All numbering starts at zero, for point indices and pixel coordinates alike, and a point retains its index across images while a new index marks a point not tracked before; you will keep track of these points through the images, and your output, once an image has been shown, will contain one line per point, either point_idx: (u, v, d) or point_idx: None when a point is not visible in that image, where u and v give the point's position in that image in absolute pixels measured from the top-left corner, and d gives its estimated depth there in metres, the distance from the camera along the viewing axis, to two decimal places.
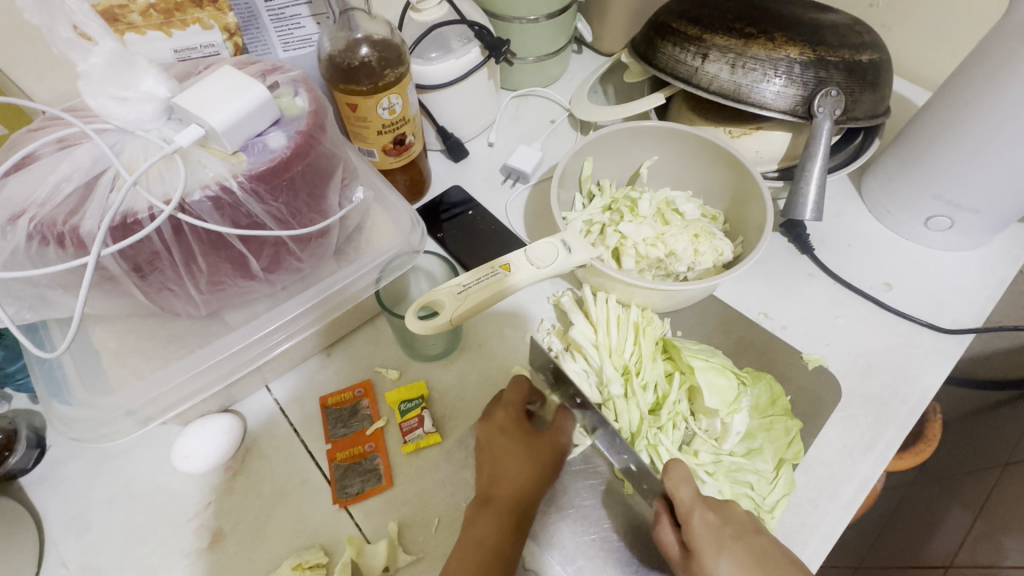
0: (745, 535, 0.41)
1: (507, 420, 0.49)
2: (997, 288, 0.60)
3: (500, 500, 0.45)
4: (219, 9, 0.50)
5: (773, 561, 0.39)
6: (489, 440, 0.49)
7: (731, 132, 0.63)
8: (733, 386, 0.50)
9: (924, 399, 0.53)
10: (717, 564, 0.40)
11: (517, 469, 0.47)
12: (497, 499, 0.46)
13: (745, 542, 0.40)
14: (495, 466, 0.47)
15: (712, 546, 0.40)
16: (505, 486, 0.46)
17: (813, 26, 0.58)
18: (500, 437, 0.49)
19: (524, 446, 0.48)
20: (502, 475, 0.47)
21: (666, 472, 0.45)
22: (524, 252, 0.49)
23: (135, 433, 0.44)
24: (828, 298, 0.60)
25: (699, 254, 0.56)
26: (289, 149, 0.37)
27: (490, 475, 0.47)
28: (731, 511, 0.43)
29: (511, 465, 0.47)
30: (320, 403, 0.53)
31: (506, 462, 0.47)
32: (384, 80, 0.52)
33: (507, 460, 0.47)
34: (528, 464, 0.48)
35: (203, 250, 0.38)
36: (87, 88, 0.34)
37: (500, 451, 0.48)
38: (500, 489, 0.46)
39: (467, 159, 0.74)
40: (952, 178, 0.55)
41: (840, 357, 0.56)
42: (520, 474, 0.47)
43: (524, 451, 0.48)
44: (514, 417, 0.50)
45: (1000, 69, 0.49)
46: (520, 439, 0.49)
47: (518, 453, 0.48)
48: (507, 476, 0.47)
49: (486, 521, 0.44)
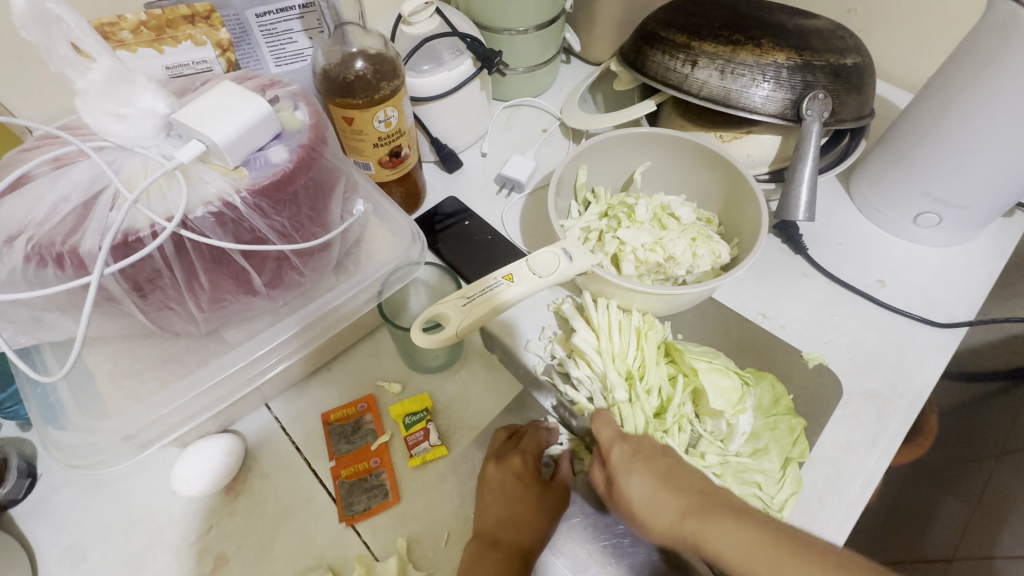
0: (654, 458, 0.47)
1: (523, 466, 0.49)
2: (986, 281, 0.61)
3: (508, 542, 0.46)
4: (211, 25, 0.50)
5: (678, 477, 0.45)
6: (502, 481, 0.49)
7: (721, 137, 0.64)
8: (738, 388, 0.51)
9: (923, 393, 0.54)
10: (631, 483, 0.45)
11: (529, 517, 0.47)
12: (505, 544, 0.46)
13: (654, 463, 0.46)
14: (507, 509, 0.48)
15: (627, 469, 0.46)
16: (512, 531, 0.47)
17: (797, 33, 0.60)
18: (514, 483, 0.49)
19: (536, 496, 0.49)
20: (511, 519, 0.47)
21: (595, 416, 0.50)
22: (525, 261, 0.49)
23: (133, 460, 0.43)
24: (823, 297, 0.61)
25: (698, 257, 0.57)
26: (292, 162, 0.37)
27: (499, 518, 0.47)
28: (646, 440, 0.48)
29: (522, 513, 0.48)
30: (322, 420, 0.53)
31: (518, 510, 0.48)
32: (380, 92, 0.52)
33: (519, 507, 0.48)
34: (540, 510, 0.48)
35: (205, 267, 0.37)
36: (86, 106, 0.33)
37: (511, 495, 0.48)
38: (507, 534, 0.47)
39: (461, 170, 0.74)
40: (939, 176, 0.57)
41: (839, 354, 0.57)
42: (531, 522, 0.47)
43: (533, 500, 0.48)
44: (530, 463, 0.50)
45: (978, 71, 0.50)
46: (534, 488, 0.49)
47: (531, 502, 0.48)
48: (518, 521, 0.47)
49: (495, 563, 0.44)
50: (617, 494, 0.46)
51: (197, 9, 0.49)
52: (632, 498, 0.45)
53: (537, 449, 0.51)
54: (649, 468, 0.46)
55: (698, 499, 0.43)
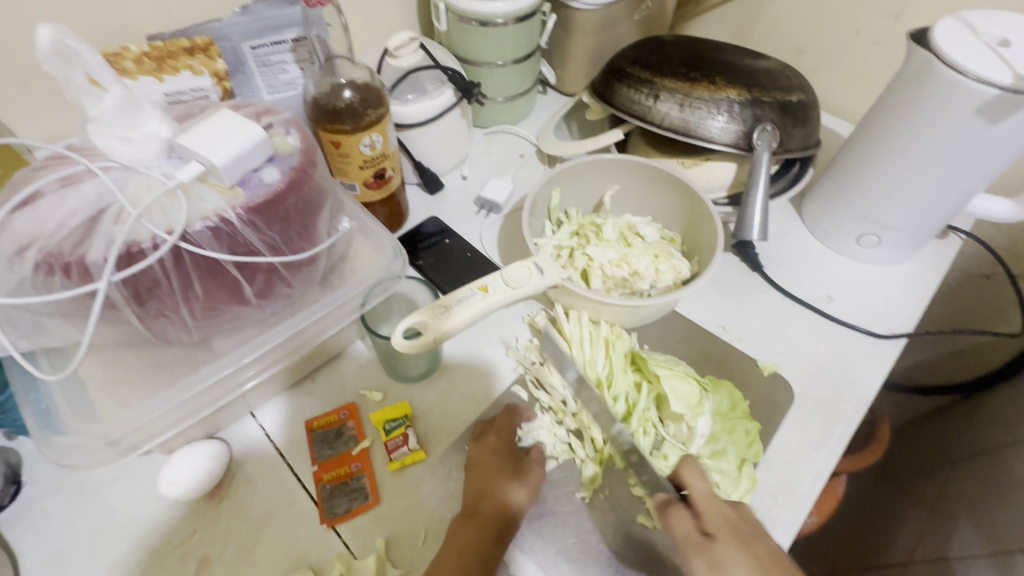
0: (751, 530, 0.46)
1: (499, 442, 0.53)
2: (923, 297, 0.67)
3: (485, 511, 0.49)
4: (209, 56, 0.56)
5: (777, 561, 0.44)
6: (480, 457, 0.52)
7: (683, 163, 0.70)
8: (695, 391, 0.55)
9: (866, 399, 0.59)
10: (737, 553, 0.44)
11: (505, 485, 0.50)
12: (482, 513, 0.48)
13: (755, 537, 0.45)
14: (484, 482, 0.51)
15: (731, 541, 0.45)
16: (490, 502, 0.49)
17: (748, 71, 0.66)
18: (491, 456, 0.52)
19: (511, 467, 0.52)
20: (488, 490, 0.50)
21: (687, 466, 0.50)
22: (500, 274, 0.53)
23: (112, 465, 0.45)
24: (778, 311, 0.66)
25: (660, 273, 0.61)
26: (284, 182, 0.40)
27: (476, 490, 0.50)
28: (740, 512, 0.48)
29: (498, 481, 0.50)
30: (306, 426, 0.55)
31: (494, 482, 0.50)
32: (366, 119, 0.56)
33: (495, 478, 0.51)
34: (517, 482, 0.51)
35: (201, 277, 0.40)
36: (97, 130, 0.37)
37: (488, 467, 0.51)
38: (485, 502, 0.49)
39: (443, 192, 0.79)
40: (877, 201, 0.63)
41: (791, 363, 0.61)
42: (506, 490, 0.50)
43: (509, 470, 0.51)
44: (506, 440, 0.54)
45: (903, 109, 0.57)
46: (510, 461, 0.52)
47: (506, 471, 0.51)
48: (495, 493, 0.50)
49: (472, 531, 0.47)
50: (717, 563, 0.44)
51: (197, 42, 0.54)
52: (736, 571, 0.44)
53: (512, 429, 0.55)
54: (752, 544, 0.45)
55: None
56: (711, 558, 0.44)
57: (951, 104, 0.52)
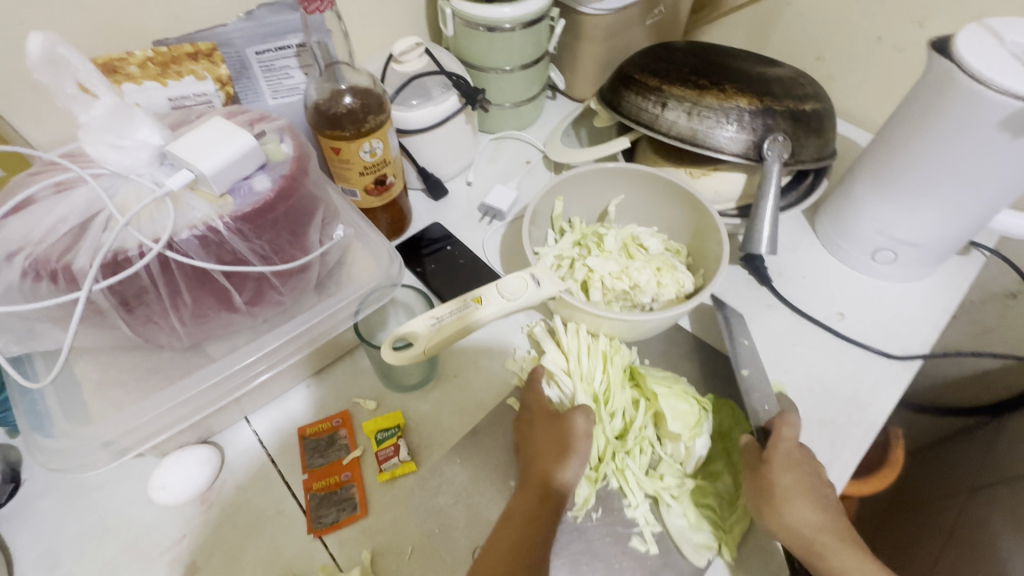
0: (811, 474, 0.49)
1: (532, 411, 0.54)
2: (941, 316, 0.64)
3: (531, 480, 0.49)
4: (213, 62, 0.56)
5: (825, 501, 0.48)
6: (520, 432, 0.53)
7: (691, 173, 0.68)
8: (696, 410, 0.53)
9: (876, 422, 0.56)
10: (784, 478, 0.47)
11: (542, 450, 0.51)
12: (528, 481, 0.49)
13: (815, 483, 0.48)
14: (529, 451, 0.51)
15: (788, 469, 0.48)
16: (535, 470, 0.49)
17: (759, 79, 0.64)
18: (526, 428, 0.53)
19: (548, 430, 0.52)
20: (530, 459, 0.50)
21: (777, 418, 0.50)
22: (495, 285, 0.52)
23: (115, 463, 0.45)
24: (786, 327, 0.64)
25: (662, 286, 0.59)
26: (274, 191, 0.40)
27: (522, 462, 0.51)
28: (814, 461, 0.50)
29: (537, 448, 0.51)
30: (298, 433, 0.55)
31: (541, 451, 0.51)
32: (366, 125, 0.56)
33: (538, 446, 0.51)
34: (562, 446, 0.50)
35: (189, 285, 0.39)
36: (87, 137, 0.36)
37: (528, 439, 0.52)
38: (528, 471, 0.50)
39: (447, 198, 0.78)
40: (894, 216, 0.60)
41: (798, 382, 0.59)
42: (547, 454, 0.50)
43: (546, 434, 0.52)
44: (538, 405, 0.54)
45: (921, 121, 0.54)
46: (546, 425, 0.53)
47: (542, 436, 0.52)
48: (539, 462, 0.50)
49: (521, 499, 0.48)
50: (761, 476, 0.48)
51: (200, 47, 0.55)
52: (780, 490, 0.47)
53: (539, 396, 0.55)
54: (807, 481, 0.48)
55: (831, 521, 0.47)
56: (755, 470, 0.49)
57: (972, 117, 0.50)
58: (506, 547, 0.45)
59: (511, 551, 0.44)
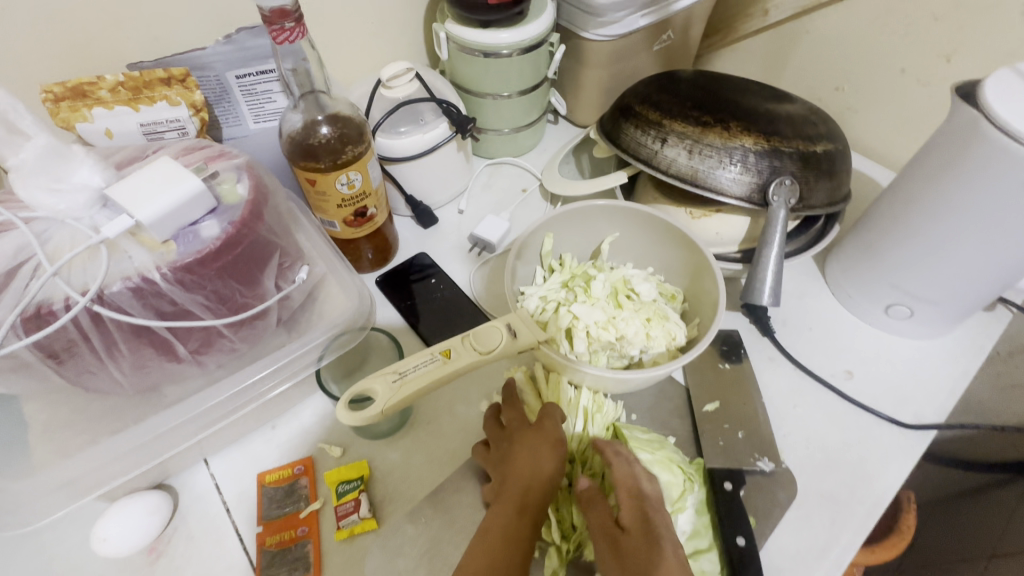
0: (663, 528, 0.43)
1: (511, 425, 0.51)
2: (961, 379, 0.59)
3: (509, 491, 0.45)
4: (187, 87, 0.53)
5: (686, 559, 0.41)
6: (499, 451, 0.50)
7: (692, 213, 0.64)
8: (681, 479, 0.49)
9: (882, 500, 0.51)
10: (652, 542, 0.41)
11: (524, 457, 0.47)
12: (505, 493, 0.45)
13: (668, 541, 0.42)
14: (506, 465, 0.48)
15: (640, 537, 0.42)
16: (513, 482, 0.46)
17: (768, 116, 0.60)
18: (506, 441, 0.50)
19: (529, 437, 0.49)
20: (509, 471, 0.47)
21: (603, 440, 0.51)
22: (467, 337, 0.48)
23: (65, 509, 0.44)
24: (788, 385, 0.59)
25: (651, 338, 0.56)
26: (220, 240, 0.37)
27: (499, 478, 0.47)
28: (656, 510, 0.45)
29: (516, 458, 0.48)
30: (258, 480, 0.52)
31: (520, 458, 0.47)
32: (343, 157, 0.53)
33: (517, 456, 0.48)
34: (545, 456, 0.47)
35: (125, 337, 0.37)
36: (19, 181, 0.35)
37: (507, 454, 0.49)
38: (507, 482, 0.46)
39: (437, 226, 0.75)
40: (910, 271, 0.55)
41: (797, 449, 0.54)
42: (528, 460, 0.47)
43: (527, 442, 0.49)
44: (518, 419, 0.52)
45: (942, 172, 0.50)
46: (527, 433, 0.49)
47: (522, 443, 0.49)
48: (517, 473, 0.46)
49: (501, 511, 0.44)
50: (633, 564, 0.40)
51: (173, 72, 0.52)
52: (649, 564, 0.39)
53: (518, 412, 0.52)
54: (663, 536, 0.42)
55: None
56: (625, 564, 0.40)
57: (999, 173, 0.45)
58: (482, 566, 0.41)
59: (489, 568, 0.41)
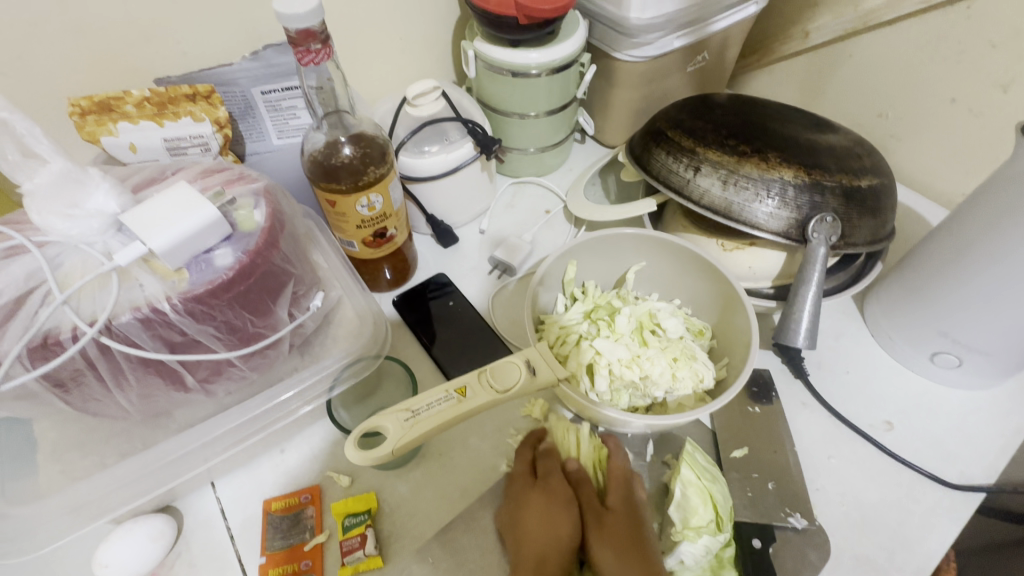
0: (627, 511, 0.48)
1: (519, 482, 0.51)
2: (1013, 437, 0.54)
3: (525, 561, 0.45)
4: (211, 103, 0.53)
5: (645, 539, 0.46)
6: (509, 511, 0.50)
7: (724, 245, 0.61)
8: (707, 520, 0.47)
9: (924, 568, 0.48)
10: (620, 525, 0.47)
11: (535, 521, 0.48)
12: (521, 562, 0.45)
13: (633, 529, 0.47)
14: (518, 528, 0.48)
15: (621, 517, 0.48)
16: (528, 548, 0.46)
17: (809, 147, 0.56)
18: (514, 500, 0.50)
19: (539, 499, 0.49)
20: (523, 538, 0.47)
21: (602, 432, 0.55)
22: (484, 373, 0.46)
23: (74, 534, 0.42)
24: (822, 433, 0.55)
25: (677, 380, 0.53)
26: (233, 270, 0.36)
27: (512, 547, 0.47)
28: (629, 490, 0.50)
29: (528, 523, 0.47)
30: (264, 507, 0.51)
31: (532, 526, 0.47)
32: (365, 178, 0.52)
33: (530, 522, 0.47)
34: (558, 520, 0.48)
35: (132, 366, 0.37)
36: (34, 206, 0.34)
37: (518, 516, 0.49)
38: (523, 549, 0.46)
39: (457, 246, 0.73)
40: (961, 320, 0.52)
41: (831, 505, 0.51)
42: (541, 526, 0.47)
43: (537, 504, 0.49)
44: (525, 476, 0.51)
45: (1002, 219, 0.46)
46: (535, 491, 0.50)
47: (532, 504, 0.49)
48: (530, 543, 0.46)
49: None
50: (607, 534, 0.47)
51: (199, 89, 0.52)
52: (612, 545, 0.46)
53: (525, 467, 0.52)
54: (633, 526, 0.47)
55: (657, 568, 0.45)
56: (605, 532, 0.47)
57: None
58: None
59: None
